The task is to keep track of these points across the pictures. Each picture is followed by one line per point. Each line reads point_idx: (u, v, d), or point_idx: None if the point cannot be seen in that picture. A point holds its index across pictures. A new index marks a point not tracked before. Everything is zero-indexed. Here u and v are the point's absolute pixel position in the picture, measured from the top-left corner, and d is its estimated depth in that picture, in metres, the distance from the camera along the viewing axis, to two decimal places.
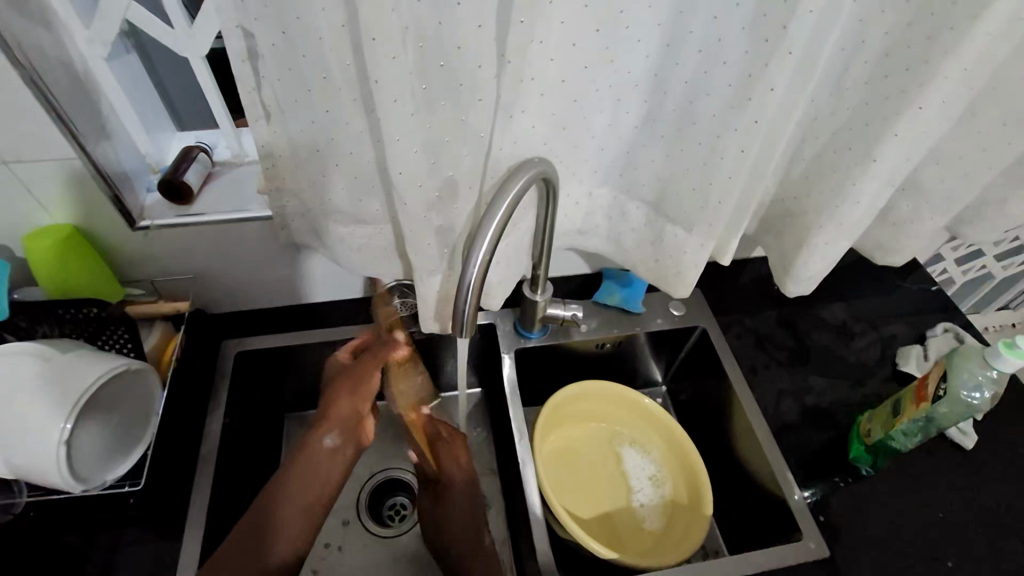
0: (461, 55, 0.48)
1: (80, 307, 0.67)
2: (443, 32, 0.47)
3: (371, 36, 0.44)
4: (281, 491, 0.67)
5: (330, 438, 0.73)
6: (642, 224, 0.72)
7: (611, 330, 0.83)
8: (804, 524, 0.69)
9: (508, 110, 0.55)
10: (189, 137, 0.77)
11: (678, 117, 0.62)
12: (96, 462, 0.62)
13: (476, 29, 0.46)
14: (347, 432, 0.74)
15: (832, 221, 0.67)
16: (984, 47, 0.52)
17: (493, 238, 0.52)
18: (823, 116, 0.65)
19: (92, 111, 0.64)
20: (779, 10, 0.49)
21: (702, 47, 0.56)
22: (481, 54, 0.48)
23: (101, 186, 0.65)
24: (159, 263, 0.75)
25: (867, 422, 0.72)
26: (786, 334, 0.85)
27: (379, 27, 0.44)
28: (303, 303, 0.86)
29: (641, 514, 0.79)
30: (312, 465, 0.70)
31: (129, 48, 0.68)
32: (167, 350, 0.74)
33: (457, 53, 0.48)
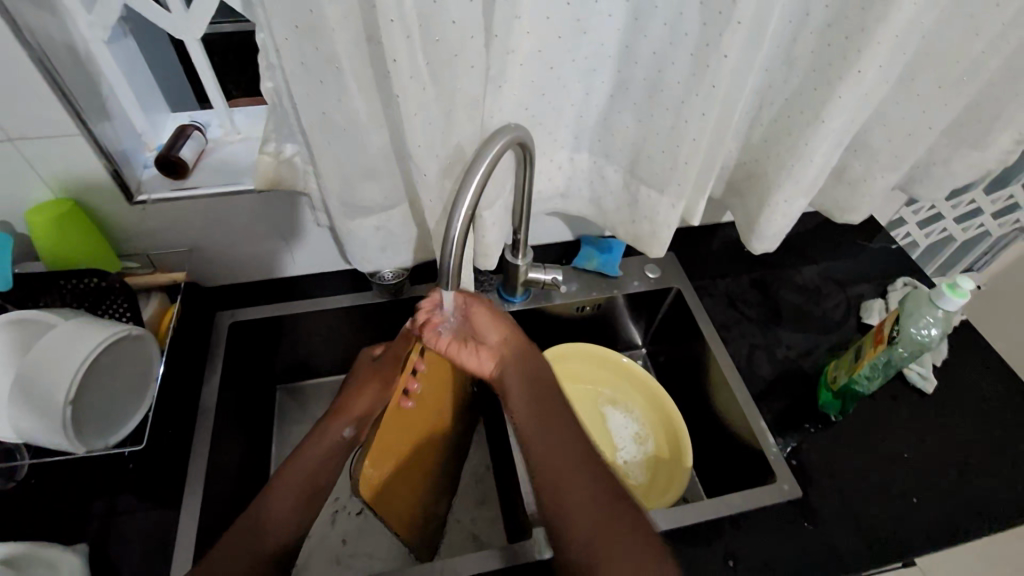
0: (452, 28, 0.51)
1: (82, 278, 0.70)
2: (437, 8, 0.50)
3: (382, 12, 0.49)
4: (286, 475, 0.64)
5: (347, 430, 0.70)
6: (619, 187, 0.76)
7: (591, 292, 0.87)
8: (777, 468, 0.72)
9: (496, 81, 0.60)
10: (184, 116, 0.81)
11: (646, 89, 0.66)
12: (99, 424, 0.64)
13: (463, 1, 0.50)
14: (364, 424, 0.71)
15: (790, 181, 0.71)
16: (912, 14, 0.57)
17: (476, 192, 0.55)
18: (778, 83, 0.70)
19: (91, 90, 0.67)
20: None
21: (666, 23, 0.60)
22: (468, 23, 0.52)
23: (102, 161, 0.68)
24: (155, 237, 0.78)
25: (834, 370, 0.77)
26: (757, 293, 0.89)
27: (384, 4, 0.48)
28: (280, 278, 0.89)
29: (625, 470, 0.82)
30: (321, 454, 0.67)
31: (126, 32, 0.71)
32: (165, 320, 0.76)
33: (451, 26, 0.51)
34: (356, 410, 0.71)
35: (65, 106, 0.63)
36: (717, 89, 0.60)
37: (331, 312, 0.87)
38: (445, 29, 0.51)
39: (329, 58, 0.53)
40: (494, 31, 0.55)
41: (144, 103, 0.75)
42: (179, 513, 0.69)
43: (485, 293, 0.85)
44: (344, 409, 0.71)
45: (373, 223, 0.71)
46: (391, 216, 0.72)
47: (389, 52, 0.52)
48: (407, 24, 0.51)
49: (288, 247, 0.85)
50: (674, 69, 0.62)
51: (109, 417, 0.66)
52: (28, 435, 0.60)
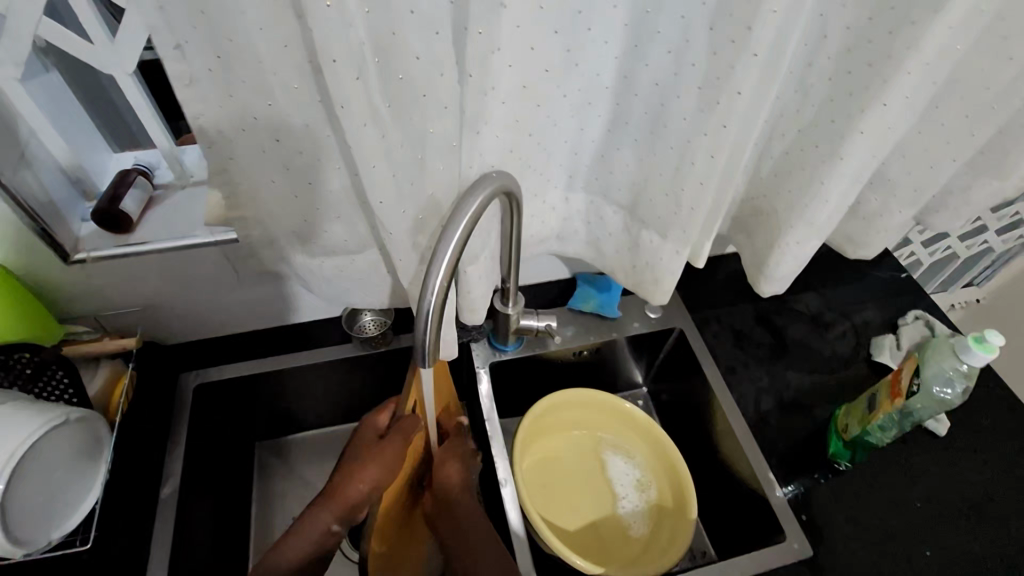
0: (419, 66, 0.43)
1: (12, 353, 0.61)
2: (398, 43, 0.42)
3: (331, 58, 0.41)
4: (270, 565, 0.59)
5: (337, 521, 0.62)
6: (618, 229, 0.69)
7: (587, 337, 0.81)
8: (785, 524, 0.69)
9: (473, 126, 0.51)
10: (128, 159, 0.72)
11: (647, 123, 0.59)
12: (39, 521, 0.56)
13: (434, 35, 0.42)
14: (354, 512, 0.63)
15: (802, 221, 0.65)
16: (944, 40, 0.51)
17: (450, 262, 0.48)
18: (790, 113, 0.64)
19: (9, 140, 0.58)
20: (744, 8, 0.46)
21: (670, 49, 0.53)
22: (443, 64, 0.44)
23: (23, 219, 0.59)
24: (105, 296, 0.70)
25: (844, 417, 0.72)
26: (763, 331, 0.84)
27: (339, 48, 0.40)
28: (292, 324, 0.82)
29: (627, 520, 0.79)
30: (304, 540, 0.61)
31: (49, 67, 0.62)
32: (118, 388, 0.68)
33: (416, 62, 0.43)
34: (348, 498, 0.63)
35: None
36: (728, 128, 0.53)
37: (307, 367, 0.80)
38: (410, 68, 0.43)
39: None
40: (470, 70, 0.46)
41: (77, 148, 0.66)
42: None
43: (473, 341, 0.79)
44: (337, 494, 0.63)
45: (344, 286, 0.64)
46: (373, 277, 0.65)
47: (353, 104, 0.44)
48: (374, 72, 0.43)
49: (257, 299, 0.77)
50: (681, 102, 0.55)
51: (51, 512, 0.58)
52: None
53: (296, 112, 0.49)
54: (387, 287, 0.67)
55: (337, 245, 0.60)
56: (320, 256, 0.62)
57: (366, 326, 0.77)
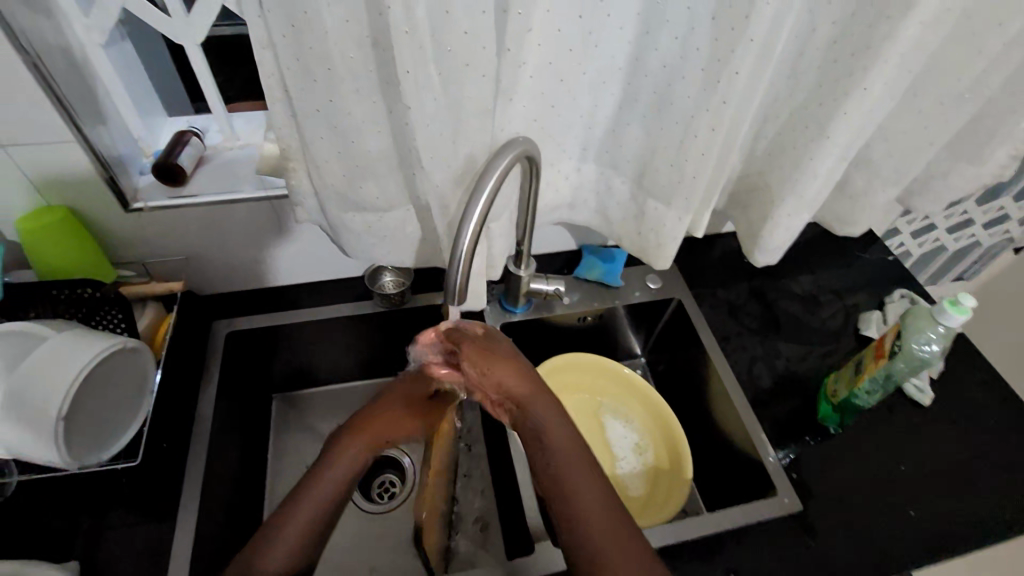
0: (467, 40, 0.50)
1: (75, 288, 0.68)
2: (447, 19, 0.49)
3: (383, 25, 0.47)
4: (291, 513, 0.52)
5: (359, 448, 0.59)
6: (626, 198, 0.75)
7: (591, 303, 0.87)
8: (778, 480, 0.72)
9: (507, 95, 0.61)
10: (181, 122, 0.79)
11: (654, 103, 0.66)
12: (92, 437, 0.63)
13: (483, 15, 0.49)
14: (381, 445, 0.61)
15: (793, 195, 0.71)
16: (917, 33, 0.57)
17: (483, 209, 0.54)
18: (782, 97, 0.71)
19: (88, 96, 0.66)
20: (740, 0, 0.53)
21: (677, 37, 0.60)
22: (479, 33, 0.51)
23: (95, 166, 0.67)
24: (153, 245, 0.77)
25: (834, 382, 0.77)
26: (756, 304, 0.90)
27: (396, 13, 0.47)
28: (302, 284, 0.89)
29: (625, 480, 0.82)
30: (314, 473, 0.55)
31: (125, 35, 0.70)
32: (159, 333, 0.74)
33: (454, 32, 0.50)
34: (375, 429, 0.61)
35: (62, 114, 0.62)
36: (727, 105, 0.60)
37: (328, 321, 0.86)
38: (457, 39, 0.50)
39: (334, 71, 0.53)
40: (508, 45, 0.55)
41: (141, 109, 0.73)
42: (173, 532, 0.67)
43: (487, 303, 0.85)
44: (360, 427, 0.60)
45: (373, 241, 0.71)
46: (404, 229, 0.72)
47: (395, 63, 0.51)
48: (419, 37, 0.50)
49: (288, 254, 0.84)
50: (686, 85, 0.62)
51: (101, 431, 0.64)
52: (20, 448, 0.58)
53: (350, 78, 0.54)
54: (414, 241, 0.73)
55: (372, 201, 0.66)
56: (351, 210, 0.66)
57: (386, 284, 0.84)
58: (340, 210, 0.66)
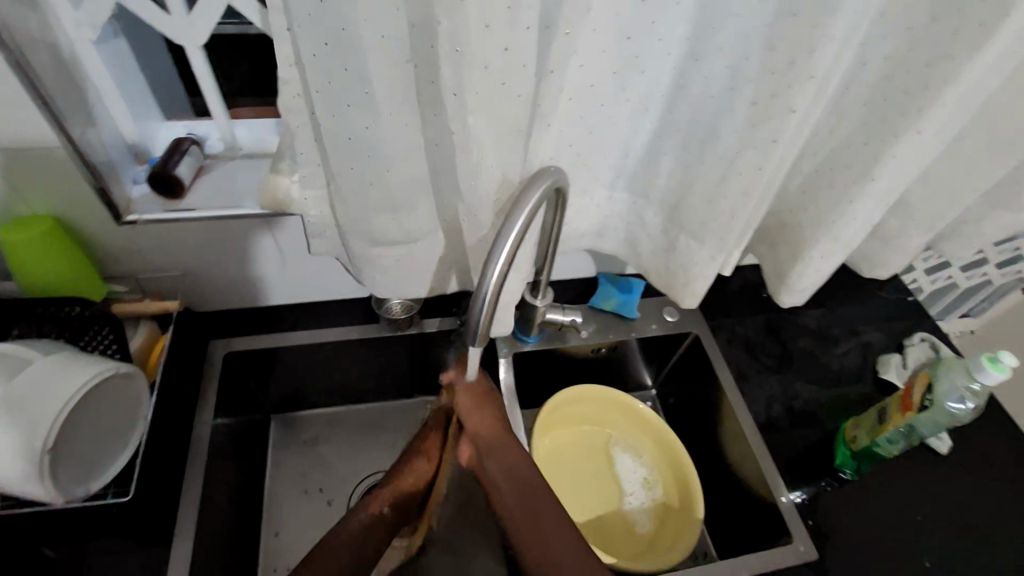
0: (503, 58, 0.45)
1: (62, 305, 0.65)
2: (487, 35, 0.44)
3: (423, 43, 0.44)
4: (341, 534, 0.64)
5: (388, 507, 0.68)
6: (654, 230, 0.72)
7: (605, 335, 0.84)
8: (793, 527, 0.71)
9: (543, 119, 0.56)
10: (179, 128, 0.73)
11: (696, 132, 0.62)
12: (78, 469, 0.58)
13: (524, 31, 0.45)
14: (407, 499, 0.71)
15: (829, 237, 0.68)
16: (979, 77, 0.54)
17: (510, 252, 0.50)
18: (822, 134, 0.67)
19: (77, 99, 0.60)
20: (804, 33, 0.49)
21: (729, 65, 0.56)
22: (521, 56, 0.47)
23: (84, 174, 0.61)
24: (144, 260, 0.72)
25: (853, 428, 0.75)
26: (772, 341, 0.87)
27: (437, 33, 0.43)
28: (298, 303, 0.84)
29: (633, 516, 0.80)
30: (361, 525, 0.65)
31: (119, 32, 0.64)
32: (154, 353, 0.70)
33: (490, 61, 0.46)
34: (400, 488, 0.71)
35: (45, 114, 0.56)
36: (776, 144, 0.56)
37: (329, 344, 0.82)
38: (491, 57, 0.45)
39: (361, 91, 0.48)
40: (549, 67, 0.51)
41: (137, 112, 0.68)
42: (166, 564, 0.64)
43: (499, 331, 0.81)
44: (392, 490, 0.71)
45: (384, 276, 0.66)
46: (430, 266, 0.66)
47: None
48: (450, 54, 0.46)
49: (290, 272, 0.79)
50: (732, 118, 0.58)
51: (87, 462, 0.59)
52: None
53: None
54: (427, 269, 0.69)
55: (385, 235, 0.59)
56: (377, 246, 0.61)
57: (393, 308, 0.78)
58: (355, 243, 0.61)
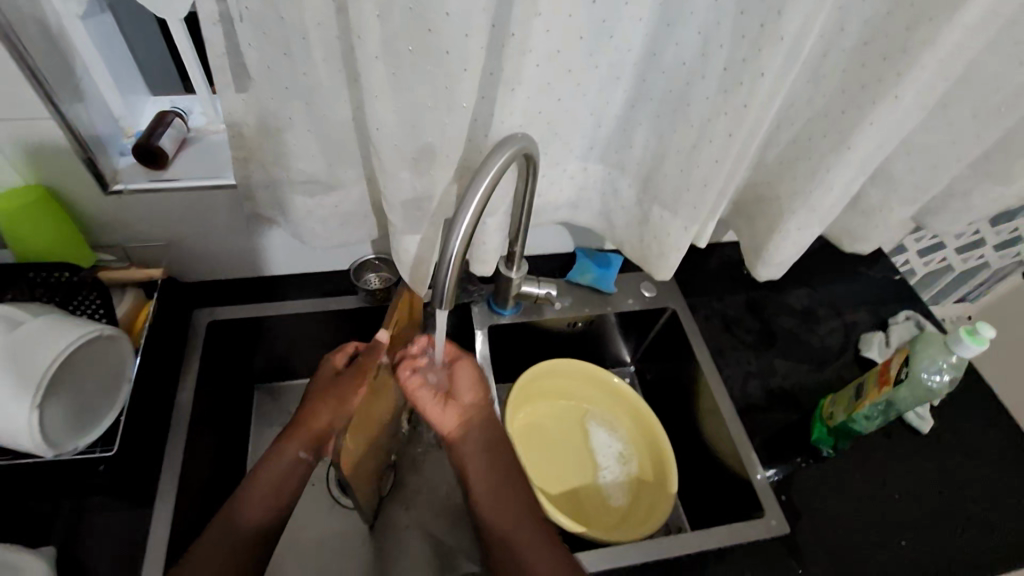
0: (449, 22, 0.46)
1: (52, 271, 0.67)
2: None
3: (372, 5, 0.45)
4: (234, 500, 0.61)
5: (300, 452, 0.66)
6: (628, 202, 0.71)
7: (582, 308, 0.84)
8: (765, 502, 0.70)
9: (508, 84, 0.55)
10: (164, 102, 0.76)
11: (669, 101, 0.62)
12: (65, 426, 0.61)
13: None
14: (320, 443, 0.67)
15: (804, 208, 0.67)
16: (960, 38, 0.52)
17: (476, 213, 0.52)
18: (800, 102, 0.66)
19: (65, 72, 0.63)
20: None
21: (700, 31, 0.56)
22: (470, 22, 0.47)
23: (73, 146, 0.64)
24: (131, 229, 0.75)
25: (830, 405, 0.74)
26: (753, 318, 0.86)
27: None
28: (268, 275, 0.86)
29: (607, 490, 0.80)
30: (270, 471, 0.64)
31: (105, 9, 0.67)
32: (140, 318, 0.73)
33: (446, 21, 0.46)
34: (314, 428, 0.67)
35: (33, 86, 0.58)
36: (748, 108, 0.55)
37: (309, 315, 0.84)
38: (439, 23, 0.47)
39: (305, 44, 0.52)
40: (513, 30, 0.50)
41: (123, 86, 0.71)
42: (149, 520, 0.67)
43: (475, 303, 0.82)
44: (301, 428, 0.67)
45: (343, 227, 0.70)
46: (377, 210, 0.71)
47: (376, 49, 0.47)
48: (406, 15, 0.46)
49: (272, 244, 0.81)
50: (704, 84, 0.57)
51: (80, 417, 0.63)
52: None
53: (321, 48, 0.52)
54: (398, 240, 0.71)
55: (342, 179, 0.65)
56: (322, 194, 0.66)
57: (371, 281, 0.82)
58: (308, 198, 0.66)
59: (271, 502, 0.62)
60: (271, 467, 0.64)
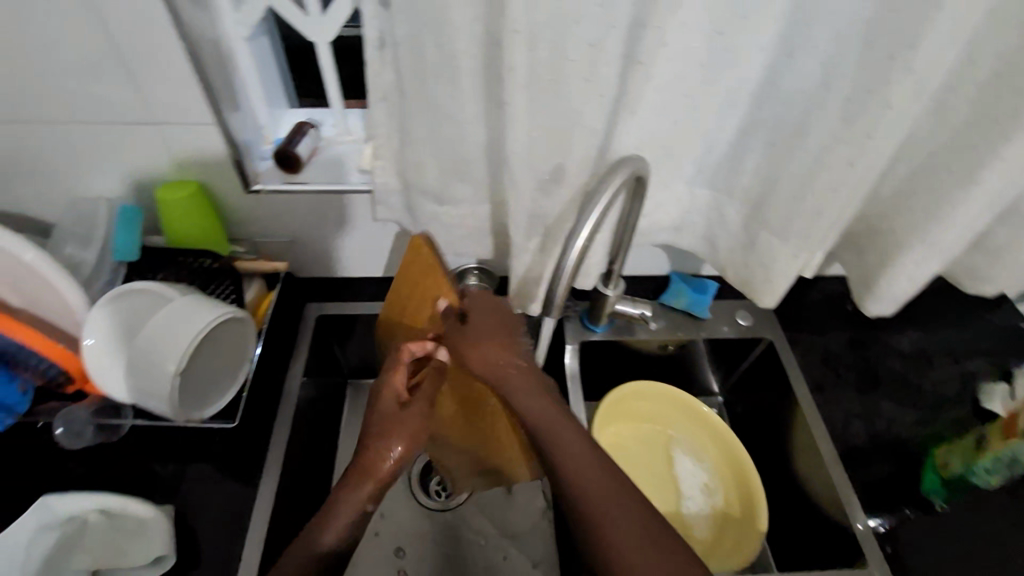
0: None
1: (197, 257, 0.76)
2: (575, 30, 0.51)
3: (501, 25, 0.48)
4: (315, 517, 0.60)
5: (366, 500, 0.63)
6: (738, 227, 0.70)
7: (675, 331, 0.84)
8: (867, 549, 0.67)
9: (628, 107, 0.58)
10: (300, 114, 0.83)
11: (783, 132, 0.61)
12: (196, 399, 0.68)
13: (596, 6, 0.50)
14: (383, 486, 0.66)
15: (923, 242, 0.65)
16: None
17: (591, 228, 0.54)
18: (922, 134, 0.63)
19: (230, 85, 0.72)
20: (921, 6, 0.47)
21: (823, 63, 0.56)
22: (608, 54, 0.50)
23: (231, 151, 0.73)
24: (260, 224, 0.83)
25: (944, 453, 0.70)
26: (858, 357, 0.83)
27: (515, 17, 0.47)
28: (378, 277, 0.92)
29: (690, 521, 0.78)
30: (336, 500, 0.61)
31: (265, 31, 0.75)
32: (263, 304, 0.80)
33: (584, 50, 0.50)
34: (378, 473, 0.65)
35: (204, 96, 0.68)
36: (874, 139, 0.54)
37: None
38: (581, 50, 0.53)
39: (456, 72, 0.56)
40: (641, 59, 0.54)
41: (271, 98, 0.79)
42: (253, 495, 0.71)
43: (567, 318, 0.84)
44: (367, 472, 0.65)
45: (454, 239, 0.74)
46: (491, 229, 0.73)
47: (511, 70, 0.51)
48: (533, 36, 0.52)
49: (381, 248, 0.88)
50: (821, 114, 0.56)
51: (202, 394, 0.68)
52: (143, 397, 0.65)
53: (463, 74, 0.57)
54: (518, 266, 0.71)
55: (460, 195, 0.69)
56: (442, 204, 0.70)
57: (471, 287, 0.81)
58: (431, 204, 0.70)
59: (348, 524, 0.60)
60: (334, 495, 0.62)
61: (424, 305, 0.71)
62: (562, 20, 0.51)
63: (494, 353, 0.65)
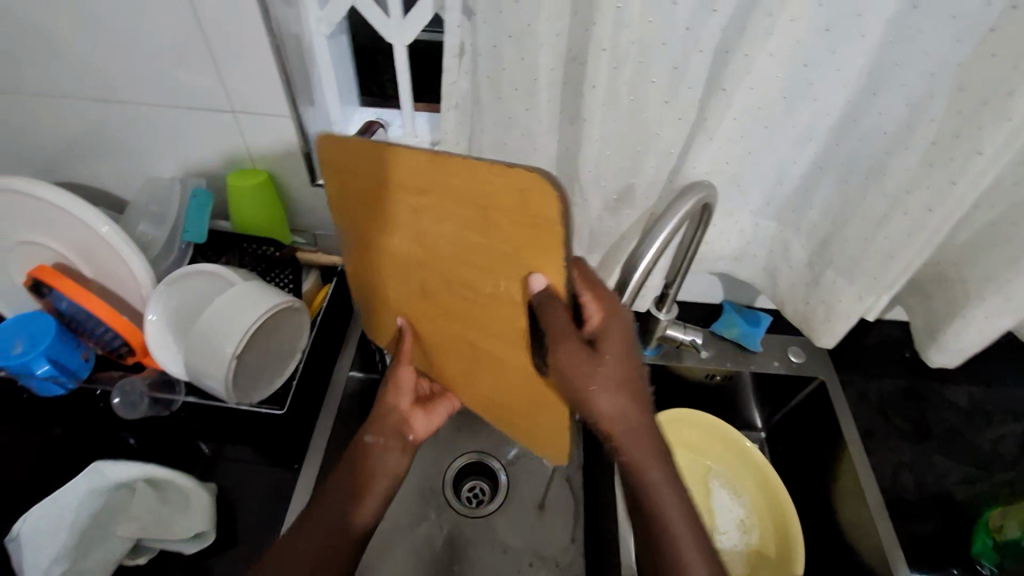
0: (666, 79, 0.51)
1: (261, 245, 0.78)
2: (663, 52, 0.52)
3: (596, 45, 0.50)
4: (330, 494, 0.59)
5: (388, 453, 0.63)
6: (802, 263, 0.68)
7: (723, 362, 0.83)
8: None
9: (704, 133, 0.56)
10: (369, 113, 0.85)
11: (859, 170, 0.59)
12: (249, 384, 0.69)
13: (683, 31, 0.50)
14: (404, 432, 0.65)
15: (997, 296, 0.62)
16: None
17: (657, 251, 0.52)
18: (1007, 183, 0.61)
19: (303, 80, 0.73)
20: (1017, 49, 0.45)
21: (909, 102, 0.53)
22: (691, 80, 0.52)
23: (298, 142, 0.75)
24: (323, 218, 0.85)
25: (1000, 515, 0.68)
26: (911, 406, 0.80)
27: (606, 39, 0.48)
28: None
29: (724, 557, 0.76)
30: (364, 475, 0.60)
31: (344, 31, 0.77)
32: (316, 297, 0.81)
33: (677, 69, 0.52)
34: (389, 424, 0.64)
35: (285, 89, 0.70)
36: (955, 186, 0.52)
37: None
38: (662, 74, 0.53)
39: (534, 86, 0.57)
40: (724, 85, 0.52)
41: (343, 96, 0.81)
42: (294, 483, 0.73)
43: None
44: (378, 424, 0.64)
45: None
46: None
47: None
48: (619, 55, 0.52)
49: None
50: (905, 155, 0.55)
51: (255, 380, 0.70)
52: (200, 378, 0.67)
53: (541, 90, 0.57)
54: None
55: None
56: None
57: None
58: None
59: (380, 504, 0.61)
60: (364, 462, 0.61)
61: (468, 229, 0.47)
62: (650, 41, 0.51)
63: (609, 393, 0.50)
